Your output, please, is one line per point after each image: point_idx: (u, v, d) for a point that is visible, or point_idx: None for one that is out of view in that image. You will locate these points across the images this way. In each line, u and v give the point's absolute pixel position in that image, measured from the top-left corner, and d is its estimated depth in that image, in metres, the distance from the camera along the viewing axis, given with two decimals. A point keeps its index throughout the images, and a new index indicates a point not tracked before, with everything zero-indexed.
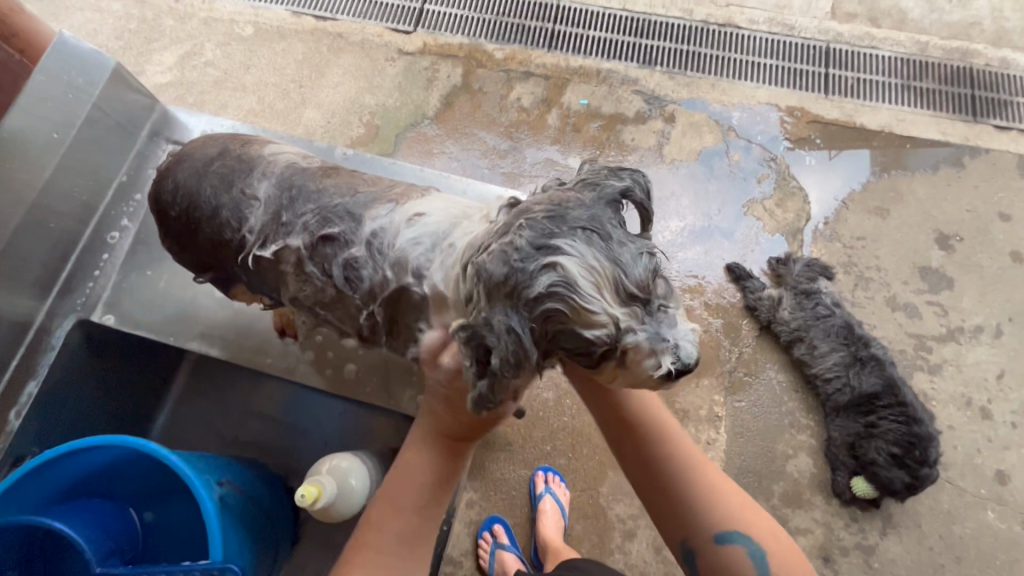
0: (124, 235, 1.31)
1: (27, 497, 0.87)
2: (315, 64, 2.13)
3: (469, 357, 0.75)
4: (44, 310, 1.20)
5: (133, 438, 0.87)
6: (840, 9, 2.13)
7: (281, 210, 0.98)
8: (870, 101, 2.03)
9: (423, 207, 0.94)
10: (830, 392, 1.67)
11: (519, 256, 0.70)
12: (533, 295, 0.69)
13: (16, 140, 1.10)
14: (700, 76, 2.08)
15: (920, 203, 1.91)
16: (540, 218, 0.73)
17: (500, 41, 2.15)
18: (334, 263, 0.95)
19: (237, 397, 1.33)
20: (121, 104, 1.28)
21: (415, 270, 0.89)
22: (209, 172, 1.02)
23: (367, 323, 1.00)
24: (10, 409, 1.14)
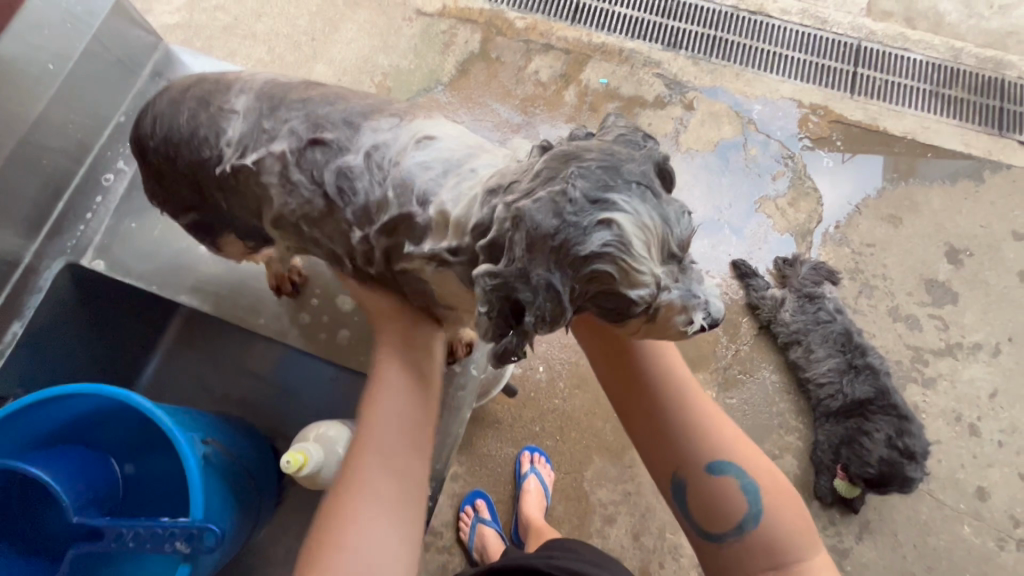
0: (120, 177, 1.26)
1: (11, 434, 0.85)
2: (330, 17, 2.05)
3: (489, 309, 0.71)
4: (33, 250, 1.17)
5: (121, 389, 0.85)
6: (876, 7, 2.05)
7: (263, 118, 0.91)
8: (896, 105, 1.97)
9: (431, 129, 0.89)
10: (822, 397, 1.67)
11: (572, 206, 0.65)
12: (587, 254, 0.65)
13: (12, 68, 1.06)
14: (724, 64, 2.01)
15: (934, 214, 1.87)
16: (594, 166, 0.68)
17: (522, 10, 2.07)
18: (326, 171, 0.88)
19: (226, 353, 1.30)
20: (122, 39, 1.24)
21: (421, 194, 0.84)
22: (187, 97, 0.96)
23: (360, 246, 0.91)
24: None
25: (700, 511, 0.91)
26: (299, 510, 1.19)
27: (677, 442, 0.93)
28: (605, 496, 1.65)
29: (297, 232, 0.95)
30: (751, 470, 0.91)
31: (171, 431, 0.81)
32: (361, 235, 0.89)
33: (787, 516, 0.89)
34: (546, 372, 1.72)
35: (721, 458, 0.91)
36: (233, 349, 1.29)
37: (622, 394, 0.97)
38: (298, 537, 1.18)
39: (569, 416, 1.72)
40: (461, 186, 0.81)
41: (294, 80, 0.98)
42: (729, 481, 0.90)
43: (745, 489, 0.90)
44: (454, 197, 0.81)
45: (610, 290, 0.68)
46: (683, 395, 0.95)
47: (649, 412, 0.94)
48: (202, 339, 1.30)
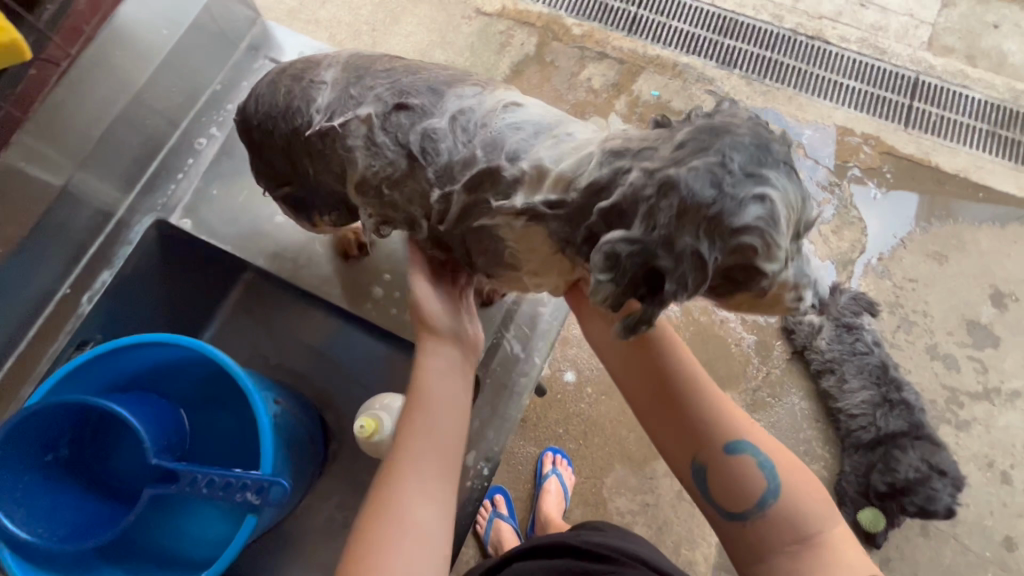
0: (211, 142, 1.30)
1: (104, 369, 0.91)
2: (391, 10, 2.10)
3: (620, 273, 0.71)
4: (127, 203, 1.24)
5: (202, 342, 0.88)
6: (938, 42, 2.03)
7: (349, 86, 0.94)
8: (950, 142, 1.95)
9: (516, 98, 0.90)
10: (853, 428, 1.65)
11: (727, 178, 0.65)
12: (739, 227, 0.65)
13: (131, 30, 1.12)
14: (778, 86, 2.01)
15: (981, 255, 1.85)
16: (748, 142, 0.67)
17: (580, 17, 2.09)
18: (412, 133, 0.89)
19: (278, 325, 1.34)
20: (227, 15, 1.30)
21: (511, 151, 0.84)
22: (283, 75, 0.99)
23: (439, 205, 0.91)
24: (84, 292, 1.18)
25: (723, 494, 0.91)
26: (339, 482, 1.22)
27: (689, 423, 0.93)
28: (623, 505, 1.65)
29: (376, 194, 0.94)
30: (764, 447, 0.92)
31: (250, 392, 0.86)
32: (441, 193, 0.90)
33: (808, 492, 0.89)
34: (574, 375, 1.73)
35: (734, 436, 0.92)
36: (287, 320, 1.34)
37: (632, 381, 0.98)
38: (336, 508, 1.22)
39: (594, 422, 1.71)
40: (560, 146, 0.82)
41: (377, 56, 1.00)
42: (744, 458, 0.91)
43: (762, 465, 0.90)
44: (552, 155, 0.82)
45: (747, 267, 0.68)
46: (692, 377, 0.95)
47: (659, 395, 0.95)
48: (259, 307, 1.34)
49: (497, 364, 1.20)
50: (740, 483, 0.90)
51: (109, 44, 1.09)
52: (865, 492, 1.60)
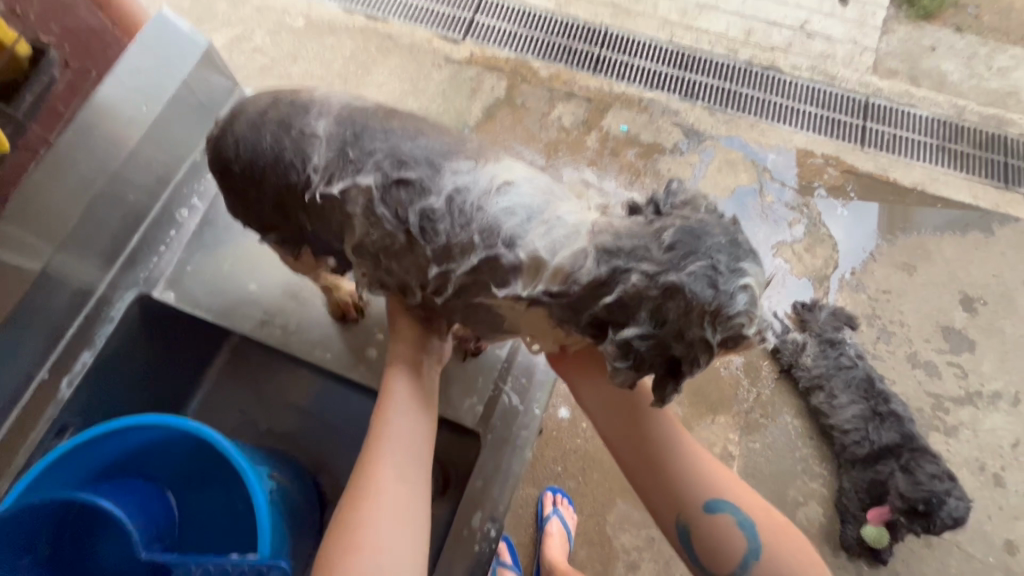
0: (193, 213, 1.34)
1: (86, 458, 0.90)
2: (362, 62, 2.13)
3: (638, 362, 0.76)
4: (107, 281, 1.24)
5: (191, 421, 0.89)
6: (882, 65, 2.16)
7: (346, 146, 0.88)
8: (904, 157, 2.05)
9: (507, 172, 0.87)
10: (847, 444, 1.66)
11: (717, 274, 0.70)
12: (735, 317, 0.70)
13: (108, 109, 1.13)
14: (740, 115, 2.10)
15: (947, 263, 1.92)
16: (723, 240, 0.73)
17: (546, 59, 2.16)
18: (410, 211, 0.86)
19: (266, 388, 1.31)
20: (206, 85, 1.31)
21: (508, 237, 0.83)
22: (267, 121, 0.92)
23: (435, 280, 0.90)
24: (63, 376, 1.17)
25: (705, 554, 0.92)
26: None
27: (673, 483, 0.93)
28: (628, 541, 1.62)
29: (373, 260, 0.95)
30: (744, 505, 0.93)
31: (244, 468, 0.85)
32: (438, 270, 0.89)
33: (786, 549, 0.90)
34: (568, 411, 1.71)
35: (716, 496, 0.92)
36: (276, 381, 1.31)
37: (618, 439, 0.97)
38: None
39: (591, 457, 1.69)
40: (554, 233, 0.82)
41: (372, 104, 0.94)
42: (726, 518, 0.91)
43: (742, 525, 0.91)
44: (549, 244, 0.81)
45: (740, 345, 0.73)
46: (675, 435, 0.96)
47: (644, 455, 0.95)
48: (246, 371, 1.31)
49: (498, 417, 1.20)
50: (721, 544, 0.90)
51: (91, 125, 1.11)
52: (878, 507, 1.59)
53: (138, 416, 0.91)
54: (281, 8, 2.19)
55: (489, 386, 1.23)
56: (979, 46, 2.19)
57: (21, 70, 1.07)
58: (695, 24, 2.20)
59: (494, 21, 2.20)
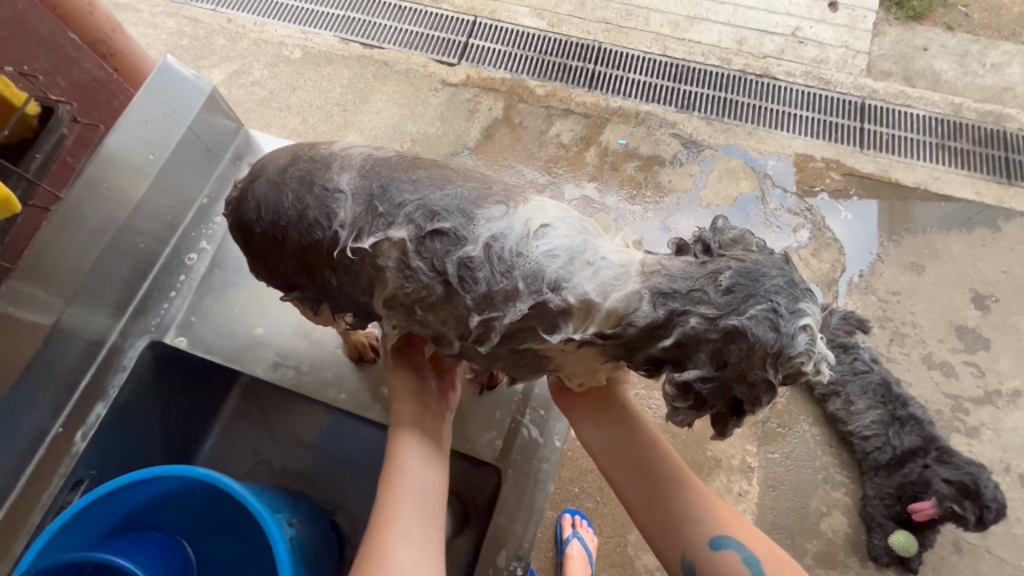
0: (202, 257, 1.34)
1: (101, 513, 0.89)
2: (360, 89, 2.15)
3: (700, 402, 0.77)
4: (118, 328, 1.25)
5: (204, 470, 0.88)
6: (876, 68, 2.17)
7: (374, 200, 0.88)
8: (904, 157, 2.04)
9: (542, 215, 0.87)
10: (868, 450, 1.63)
11: (778, 316, 0.71)
12: (797, 357, 0.71)
13: (118, 159, 1.13)
14: (737, 124, 2.10)
15: (955, 261, 1.91)
16: (780, 280, 0.74)
17: (541, 78, 2.17)
18: (448, 261, 0.85)
19: (278, 425, 1.31)
20: (211, 128, 1.32)
21: (554, 282, 0.83)
22: (288, 179, 0.93)
23: (477, 329, 0.88)
24: (78, 429, 1.19)
25: None
26: None
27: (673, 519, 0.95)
28: (651, 561, 1.58)
29: (407, 312, 0.92)
30: (750, 542, 0.92)
31: (262, 516, 0.84)
32: (480, 318, 0.87)
33: None
34: None
35: (719, 532, 0.93)
36: (288, 417, 1.30)
37: (618, 475, 1.00)
38: None
39: None
40: (601, 276, 0.82)
41: (393, 155, 0.95)
42: (731, 556, 0.91)
43: (747, 562, 0.90)
44: (597, 288, 0.81)
45: (798, 380, 0.75)
46: (675, 472, 0.98)
47: (645, 489, 0.97)
48: (258, 409, 1.30)
49: (517, 452, 1.21)
50: None
51: (100, 177, 1.11)
52: (921, 501, 1.54)
53: (151, 467, 0.90)
54: (278, 41, 2.22)
55: (507, 420, 1.24)
56: (971, 43, 2.20)
57: (30, 126, 1.07)
58: (687, 36, 2.22)
59: (488, 43, 2.22)
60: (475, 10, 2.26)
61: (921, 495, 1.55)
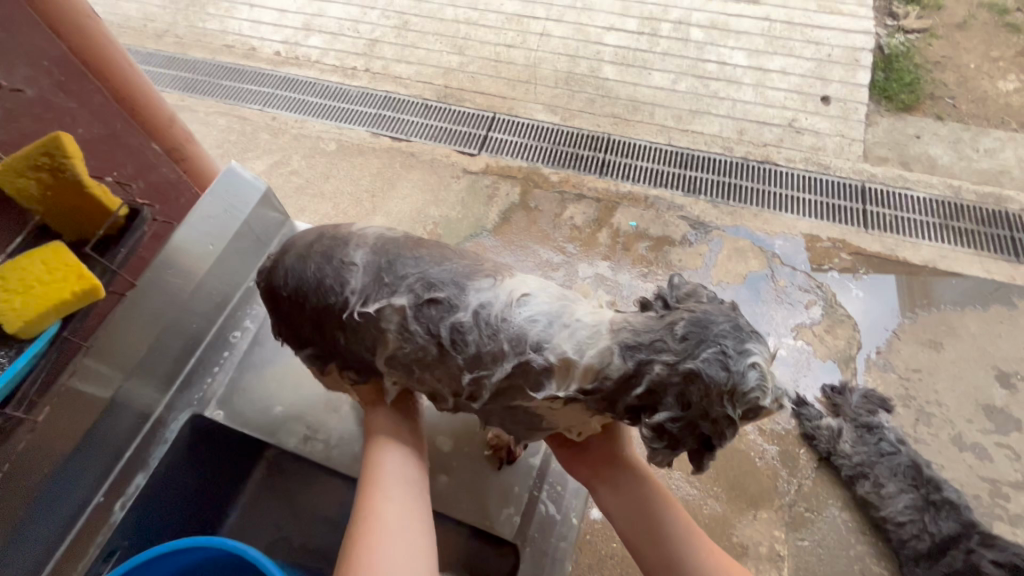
0: (244, 335, 1.45)
1: None
2: (388, 177, 2.35)
3: (672, 439, 0.81)
4: (164, 403, 1.33)
5: (225, 539, 0.95)
6: (872, 154, 2.31)
7: (382, 271, 0.97)
8: (910, 237, 2.12)
9: (525, 285, 0.94)
10: (905, 538, 1.55)
11: (727, 357, 0.76)
12: (751, 393, 0.75)
13: (183, 249, 1.27)
14: (743, 206, 2.22)
15: (974, 338, 1.92)
16: (727, 326, 0.79)
17: (556, 165, 2.36)
18: (442, 326, 0.93)
19: (306, 502, 1.35)
20: (262, 222, 1.47)
21: (536, 344, 0.89)
22: (313, 253, 1.03)
23: (469, 386, 0.95)
24: (116, 500, 1.23)
25: None
26: None
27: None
28: None
29: (405, 370, 1.01)
30: None
31: None
32: (471, 376, 0.94)
33: None
34: None
35: None
36: (313, 493, 1.34)
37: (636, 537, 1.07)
38: None
39: None
40: (577, 336, 0.87)
41: (402, 235, 1.04)
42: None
43: None
44: (575, 346, 0.87)
45: (760, 414, 0.78)
46: (682, 530, 1.06)
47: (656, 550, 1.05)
48: (285, 484, 1.35)
49: (537, 529, 1.27)
50: None
51: (166, 263, 1.24)
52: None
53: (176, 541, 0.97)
54: (317, 135, 2.47)
55: (527, 492, 1.27)
56: (963, 131, 2.35)
57: (120, 227, 1.15)
58: (690, 127, 2.41)
59: (506, 135, 2.44)
60: (495, 107, 2.51)
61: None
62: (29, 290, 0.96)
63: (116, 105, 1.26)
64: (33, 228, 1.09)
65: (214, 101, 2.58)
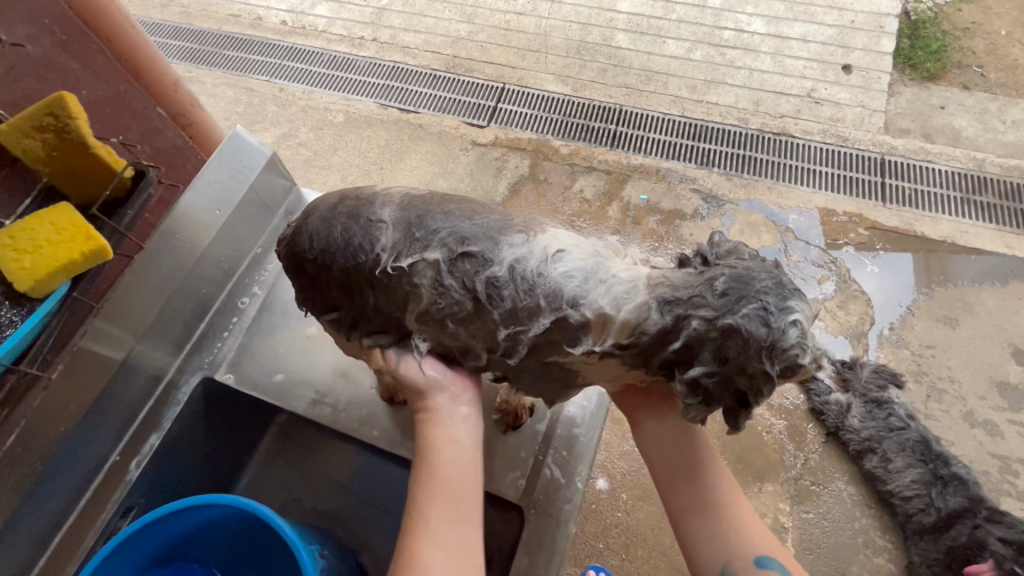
0: (253, 300, 1.47)
1: (146, 543, 1.00)
2: (396, 150, 2.33)
3: (707, 394, 0.81)
4: (175, 366, 1.36)
5: (232, 498, 0.97)
6: (893, 125, 2.23)
7: (413, 227, 0.98)
8: (930, 211, 2.06)
9: (560, 242, 0.96)
10: (910, 512, 1.56)
11: (768, 313, 0.75)
12: (791, 349, 0.74)
13: (188, 217, 1.28)
14: (757, 178, 2.17)
15: (991, 315, 1.88)
16: (769, 283, 0.78)
17: (566, 138, 2.31)
18: (477, 280, 0.93)
19: (317, 466, 1.38)
20: (268, 187, 1.48)
21: (572, 299, 0.90)
22: (338, 214, 1.03)
23: (505, 342, 0.96)
24: (132, 459, 1.27)
25: None
26: None
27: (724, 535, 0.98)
28: None
29: (440, 327, 1.01)
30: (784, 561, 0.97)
31: (294, 543, 0.92)
32: (508, 332, 0.94)
33: None
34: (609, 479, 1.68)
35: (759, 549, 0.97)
36: (324, 458, 1.38)
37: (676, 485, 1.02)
38: None
39: None
40: (614, 290, 0.89)
41: (427, 193, 1.05)
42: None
43: None
44: (611, 301, 0.88)
45: (798, 374, 0.77)
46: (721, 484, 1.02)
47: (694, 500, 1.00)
48: (297, 449, 1.38)
49: (541, 491, 1.27)
50: None
51: (171, 229, 1.24)
52: (977, 562, 1.44)
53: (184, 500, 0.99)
54: (324, 107, 2.44)
55: (532, 457, 1.30)
56: (989, 101, 2.26)
57: (124, 188, 1.15)
58: (705, 98, 2.34)
59: (516, 107, 2.39)
60: (504, 78, 2.45)
61: (975, 558, 1.45)
62: (38, 249, 0.97)
63: (119, 65, 1.25)
64: (39, 191, 1.10)
65: (221, 73, 2.55)
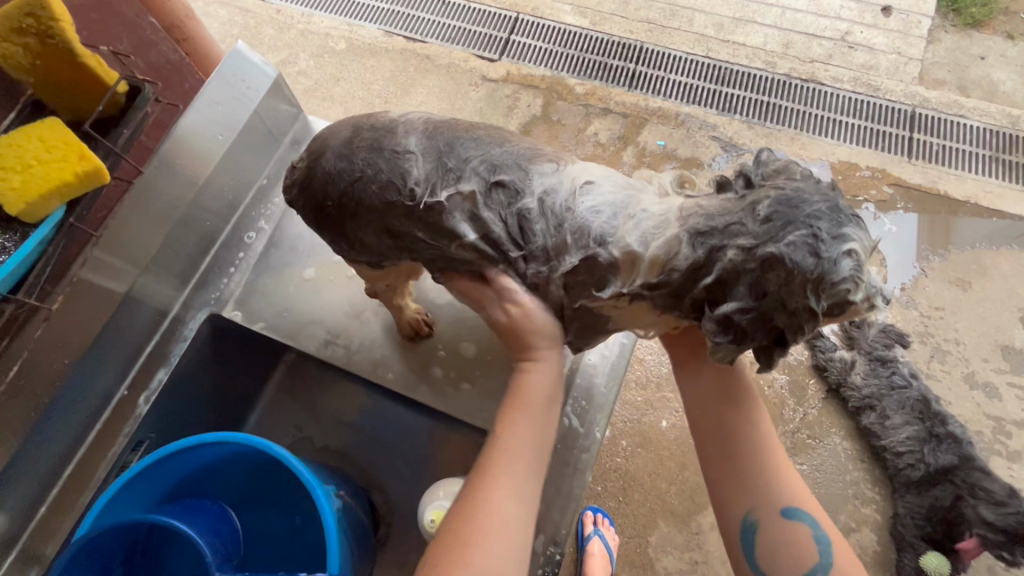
0: (260, 236, 1.42)
1: (157, 480, 1.00)
2: (401, 82, 2.18)
3: (741, 332, 0.76)
4: (180, 301, 1.34)
5: (245, 436, 0.98)
6: (929, 76, 2.09)
7: (443, 157, 0.93)
8: (955, 170, 1.97)
9: (588, 174, 0.92)
10: (901, 466, 1.58)
11: (818, 241, 0.69)
12: (841, 284, 0.68)
13: (192, 136, 1.19)
14: (780, 127, 2.06)
15: (1004, 279, 1.85)
16: (822, 206, 0.71)
17: (582, 77, 2.17)
18: (510, 213, 0.91)
19: (324, 406, 1.38)
20: (274, 113, 1.40)
21: (599, 236, 0.87)
22: (359, 144, 0.96)
23: (533, 278, 0.93)
24: (141, 395, 1.28)
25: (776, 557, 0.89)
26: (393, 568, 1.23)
27: (752, 484, 0.92)
28: None
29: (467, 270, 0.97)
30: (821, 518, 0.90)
31: (312, 485, 0.93)
32: (536, 270, 0.92)
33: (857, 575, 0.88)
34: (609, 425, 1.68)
35: (791, 502, 0.90)
36: (331, 398, 1.38)
37: (699, 435, 0.96)
38: None
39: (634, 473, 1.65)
40: (642, 226, 0.85)
41: (450, 120, 1.00)
42: (800, 527, 0.89)
43: (817, 540, 0.88)
44: (640, 238, 0.84)
45: (845, 313, 0.72)
46: (762, 437, 0.94)
47: (726, 444, 0.93)
48: (303, 388, 1.38)
49: (559, 440, 1.30)
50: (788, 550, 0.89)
51: (172, 154, 1.17)
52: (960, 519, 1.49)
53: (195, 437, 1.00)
54: (324, 32, 2.27)
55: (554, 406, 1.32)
56: None
57: (116, 105, 1.07)
58: (731, 38, 2.18)
59: (530, 40, 2.23)
60: (518, 7, 2.27)
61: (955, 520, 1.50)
62: (30, 168, 0.92)
63: None
64: (26, 105, 1.04)
65: None
